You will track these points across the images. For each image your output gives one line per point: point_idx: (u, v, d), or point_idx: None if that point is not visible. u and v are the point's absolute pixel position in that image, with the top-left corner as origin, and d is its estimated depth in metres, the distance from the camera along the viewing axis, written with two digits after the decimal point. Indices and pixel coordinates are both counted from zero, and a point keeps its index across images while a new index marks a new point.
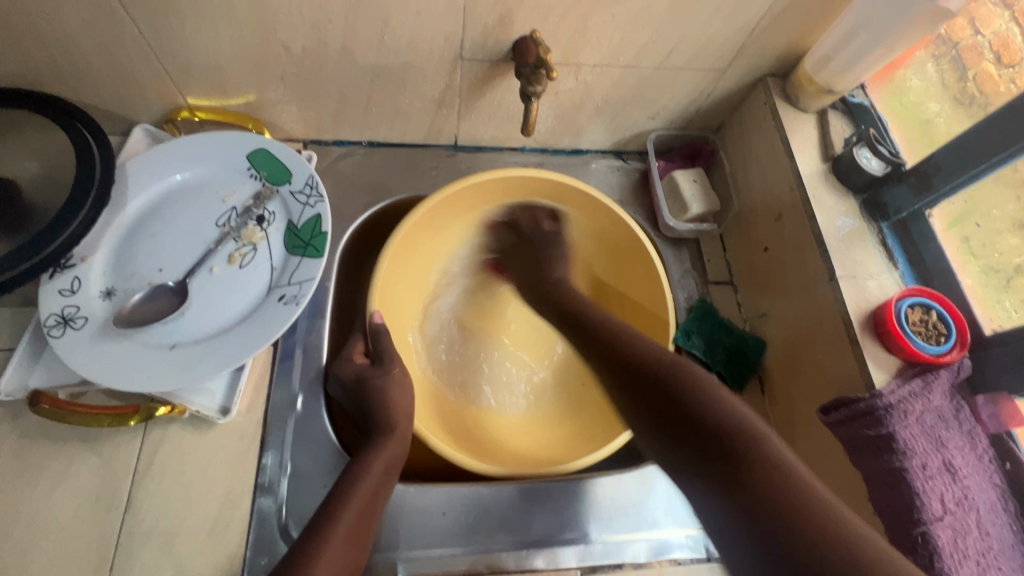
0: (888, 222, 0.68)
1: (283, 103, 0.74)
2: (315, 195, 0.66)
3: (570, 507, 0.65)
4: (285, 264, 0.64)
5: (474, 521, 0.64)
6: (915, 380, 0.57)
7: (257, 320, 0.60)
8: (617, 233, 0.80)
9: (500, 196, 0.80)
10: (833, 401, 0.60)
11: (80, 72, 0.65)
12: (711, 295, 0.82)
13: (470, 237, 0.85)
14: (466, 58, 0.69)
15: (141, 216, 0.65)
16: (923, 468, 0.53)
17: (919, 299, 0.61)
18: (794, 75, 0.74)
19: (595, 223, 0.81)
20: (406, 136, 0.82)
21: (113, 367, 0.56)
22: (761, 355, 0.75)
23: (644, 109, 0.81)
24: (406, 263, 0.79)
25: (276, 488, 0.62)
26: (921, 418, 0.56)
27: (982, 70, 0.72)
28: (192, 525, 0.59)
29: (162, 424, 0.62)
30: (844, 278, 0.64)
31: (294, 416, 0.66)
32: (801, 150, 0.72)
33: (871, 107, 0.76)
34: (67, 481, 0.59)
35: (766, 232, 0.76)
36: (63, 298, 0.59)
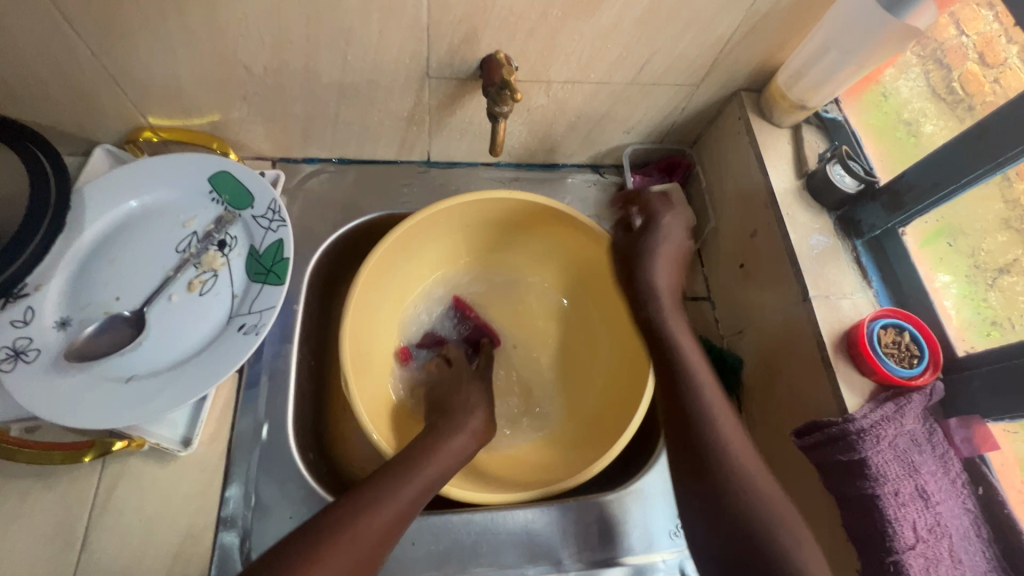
0: (862, 240, 0.67)
1: (248, 122, 0.73)
2: (277, 220, 0.65)
3: (544, 534, 0.64)
4: (246, 291, 0.63)
5: (445, 550, 0.63)
6: (888, 403, 0.56)
7: (215, 350, 0.59)
8: (591, 250, 0.79)
9: (475, 214, 0.79)
10: (807, 425, 0.59)
11: (33, 93, 0.63)
12: (689, 312, 0.81)
13: (447, 255, 0.83)
14: (432, 76, 0.67)
15: (98, 243, 0.63)
16: (895, 494, 0.53)
17: (891, 320, 0.60)
18: (767, 90, 0.73)
19: (569, 239, 0.81)
20: (377, 153, 0.81)
21: (65, 402, 0.54)
22: (738, 373, 0.74)
23: (619, 124, 0.80)
24: (383, 278, 0.76)
25: (240, 521, 0.60)
26: (894, 442, 0.55)
27: (967, 70, 0.72)
28: (151, 563, 0.57)
29: (122, 457, 0.60)
30: (818, 298, 0.63)
31: (260, 445, 0.64)
32: (775, 166, 0.71)
33: (846, 123, 0.74)
34: (20, 519, 0.57)
35: (742, 249, 0.75)
36: (14, 330, 0.56)
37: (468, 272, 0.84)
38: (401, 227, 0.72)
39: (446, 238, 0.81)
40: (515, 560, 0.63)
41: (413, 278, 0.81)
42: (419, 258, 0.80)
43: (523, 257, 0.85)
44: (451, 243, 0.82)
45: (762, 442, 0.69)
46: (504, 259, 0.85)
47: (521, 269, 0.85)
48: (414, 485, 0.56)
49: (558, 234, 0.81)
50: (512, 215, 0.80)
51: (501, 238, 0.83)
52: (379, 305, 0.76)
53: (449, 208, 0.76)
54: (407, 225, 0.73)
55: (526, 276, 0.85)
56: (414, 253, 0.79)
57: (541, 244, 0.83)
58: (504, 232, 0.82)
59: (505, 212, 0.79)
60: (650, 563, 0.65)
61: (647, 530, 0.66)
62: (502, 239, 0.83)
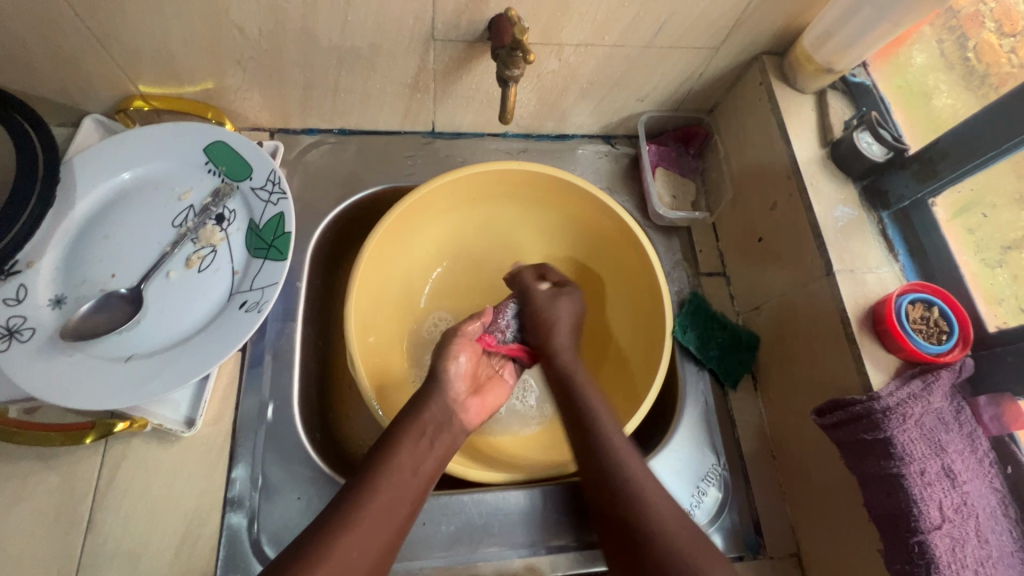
0: (889, 211, 0.65)
1: (244, 90, 0.69)
2: (278, 192, 0.62)
3: (558, 513, 0.63)
4: (247, 267, 0.60)
5: (456, 529, 0.61)
6: (915, 381, 0.54)
7: (217, 328, 0.56)
8: (602, 221, 0.76)
9: (482, 187, 0.76)
10: (829, 403, 0.58)
11: (14, 58, 0.59)
12: (703, 287, 0.78)
13: (456, 231, 0.80)
14: (438, 39, 0.64)
15: (91, 217, 0.60)
16: (921, 474, 0.51)
17: (920, 295, 0.57)
18: (791, 53, 0.69)
19: (580, 211, 0.77)
20: (380, 123, 0.77)
21: (65, 383, 0.52)
22: (755, 350, 0.72)
23: (632, 91, 0.76)
24: (389, 257, 0.74)
25: (247, 502, 0.59)
26: (921, 421, 0.53)
27: (983, 40, 0.68)
28: (159, 542, 0.56)
29: (124, 438, 0.59)
30: (842, 272, 0.61)
31: (265, 426, 0.62)
32: (798, 134, 0.68)
33: (873, 87, 0.71)
34: (22, 502, 0.55)
35: (760, 222, 0.72)
36: (7, 308, 0.54)
37: (478, 248, 0.82)
38: (407, 199, 0.69)
39: (454, 213, 0.78)
40: (527, 539, 0.62)
41: (422, 255, 0.79)
42: (426, 233, 0.77)
43: (534, 232, 0.82)
44: (459, 218, 0.79)
45: (778, 423, 0.68)
46: (514, 235, 0.82)
47: (532, 246, 0.82)
48: (380, 508, 0.51)
49: (567, 206, 0.78)
50: (522, 187, 0.76)
51: (511, 211, 0.80)
52: (387, 284, 0.74)
53: (457, 182, 0.73)
54: (413, 199, 0.70)
55: (537, 252, 0.82)
56: (420, 230, 0.76)
57: (551, 218, 0.80)
58: (514, 206, 0.79)
59: (513, 185, 0.76)
60: None
61: None
62: (512, 213, 0.80)
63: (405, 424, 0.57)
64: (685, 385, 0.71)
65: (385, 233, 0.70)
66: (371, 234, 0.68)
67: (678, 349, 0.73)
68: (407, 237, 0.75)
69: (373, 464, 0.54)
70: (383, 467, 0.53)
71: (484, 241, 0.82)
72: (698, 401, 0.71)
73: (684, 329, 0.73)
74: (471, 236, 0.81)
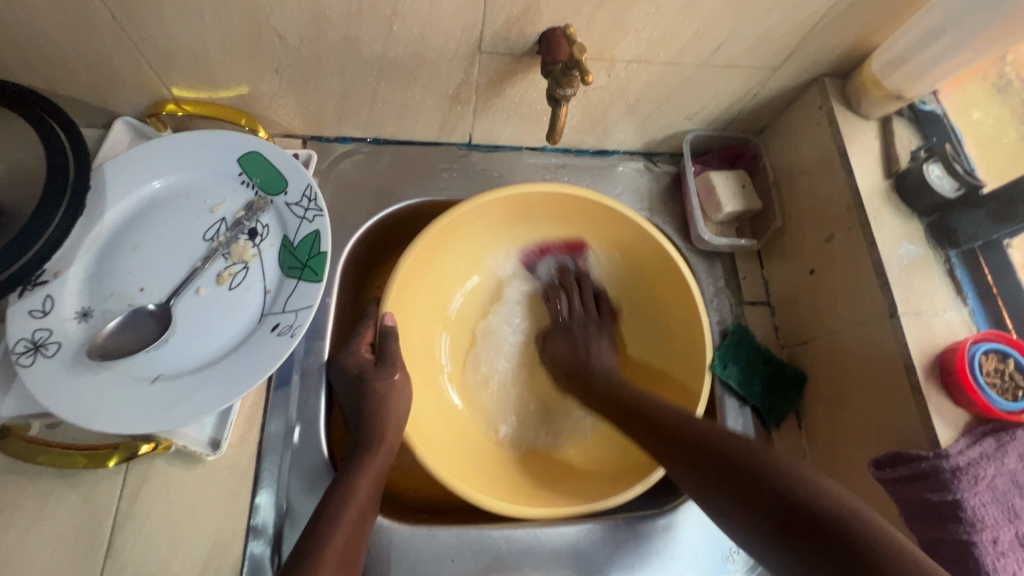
0: (957, 251, 0.60)
1: (279, 97, 0.67)
2: (314, 208, 0.59)
3: (593, 555, 0.60)
4: (280, 287, 0.57)
5: (485, 568, 0.59)
6: (988, 440, 0.50)
7: (247, 351, 0.54)
8: (645, 254, 0.73)
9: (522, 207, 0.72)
10: (888, 455, 0.54)
11: (48, 59, 0.58)
12: (746, 317, 0.75)
13: (488, 249, 0.77)
14: (485, 51, 0.60)
15: (121, 227, 0.58)
16: (993, 542, 0.47)
17: (994, 345, 0.53)
18: (856, 76, 0.65)
19: (618, 241, 0.74)
20: (415, 134, 0.74)
21: (90, 403, 0.50)
22: (801, 387, 0.69)
23: (681, 109, 0.73)
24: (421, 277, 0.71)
25: (270, 530, 0.56)
26: (993, 483, 0.49)
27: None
28: (179, 569, 0.54)
29: (147, 458, 0.57)
30: (907, 315, 0.57)
31: (291, 449, 0.60)
32: (860, 163, 0.64)
33: (943, 116, 0.65)
34: (41, 520, 0.54)
35: (814, 254, 0.68)
36: (33, 321, 0.53)
37: (510, 270, 0.79)
38: (444, 217, 0.66)
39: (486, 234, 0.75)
40: None
41: (451, 274, 0.76)
42: (458, 251, 0.74)
43: (566, 256, 0.78)
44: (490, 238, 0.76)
45: (824, 468, 0.65)
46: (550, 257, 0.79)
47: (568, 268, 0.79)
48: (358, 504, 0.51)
49: (605, 232, 0.74)
50: (559, 211, 0.73)
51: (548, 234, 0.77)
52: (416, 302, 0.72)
53: (493, 202, 0.70)
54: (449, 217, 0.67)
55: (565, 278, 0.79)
56: (451, 250, 0.73)
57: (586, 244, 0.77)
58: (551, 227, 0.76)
59: (547, 209, 0.73)
60: None
61: (697, 554, 0.62)
62: (543, 237, 0.77)
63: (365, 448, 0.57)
64: (726, 420, 0.69)
65: (423, 249, 0.67)
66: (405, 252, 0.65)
67: (718, 383, 0.70)
68: (439, 257, 0.72)
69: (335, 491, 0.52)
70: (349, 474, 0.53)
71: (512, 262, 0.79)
72: (739, 437, 0.68)
73: (725, 363, 0.70)
74: (503, 258, 0.78)
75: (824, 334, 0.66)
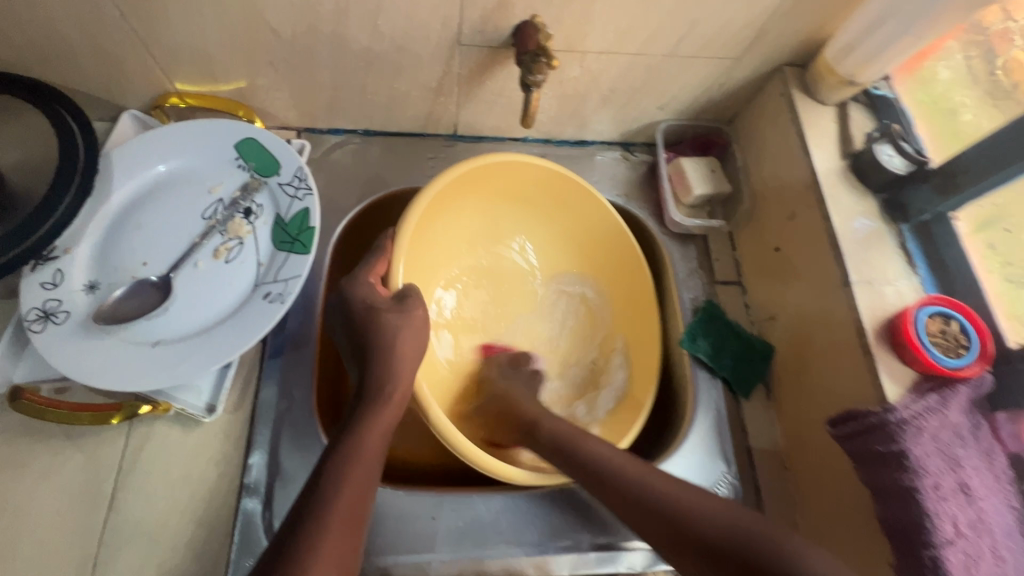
0: (909, 225, 0.64)
1: (275, 90, 0.71)
2: (304, 188, 0.63)
3: (569, 516, 0.64)
4: (272, 259, 0.61)
5: (464, 526, 0.62)
6: (931, 395, 0.53)
7: (241, 317, 0.58)
8: (609, 250, 0.79)
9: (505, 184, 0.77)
10: (842, 413, 0.57)
11: (63, 55, 0.63)
12: (718, 295, 0.78)
13: (476, 224, 0.80)
14: (464, 44, 0.65)
15: (127, 207, 0.63)
16: (935, 488, 0.51)
17: (938, 309, 0.57)
18: (813, 65, 0.70)
19: (590, 237, 0.80)
20: (403, 125, 0.79)
21: (96, 364, 0.55)
22: (769, 360, 0.72)
23: (652, 99, 0.77)
24: (419, 245, 0.73)
25: (262, 489, 0.60)
26: (936, 435, 0.52)
27: None
28: (176, 524, 0.57)
29: (147, 421, 0.61)
30: (859, 284, 0.61)
31: (282, 414, 0.64)
32: (818, 146, 0.68)
33: (896, 101, 0.70)
34: (49, 478, 0.57)
35: (778, 233, 0.72)
36: (44, 292, 0.57)
37: (495, 238, 0.82)
38: (455, 170, 0.69)
39: (480, 197, 0.77)
40: (535, 539, 0.62)
41: (444, 245, 0.78)
42: (453, 221, 0.77)
43: (547, 240, 0.82)
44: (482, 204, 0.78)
45: (791, 433, 0.68)
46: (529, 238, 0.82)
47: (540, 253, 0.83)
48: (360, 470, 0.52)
49: (579, 222, 0.79)
50: (548, 192, 0.78)
51: (519, 219, 0.82)
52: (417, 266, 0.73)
53: (497, 166, 0.73)
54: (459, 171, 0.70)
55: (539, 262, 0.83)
56: (445, 221, 0.76)
57: (559, 234, 0.82)
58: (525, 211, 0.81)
59: (542, 187, 0.77)
60: None
61: None
62: (526, 213, 0.81)
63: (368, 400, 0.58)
64: (698, 392, 0.72)
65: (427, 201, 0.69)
66: (421, 197, 0.68)
67: (689, 357, 0.73)
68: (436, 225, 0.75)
69: (336, 453, 0.53)
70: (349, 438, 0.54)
71: (494, 232, 0.81)
72: (710, 408, 0.71)
73: (695, 337, 0.73)
74: (486, 229, 0.81)
75: (789, 307, 0.70)
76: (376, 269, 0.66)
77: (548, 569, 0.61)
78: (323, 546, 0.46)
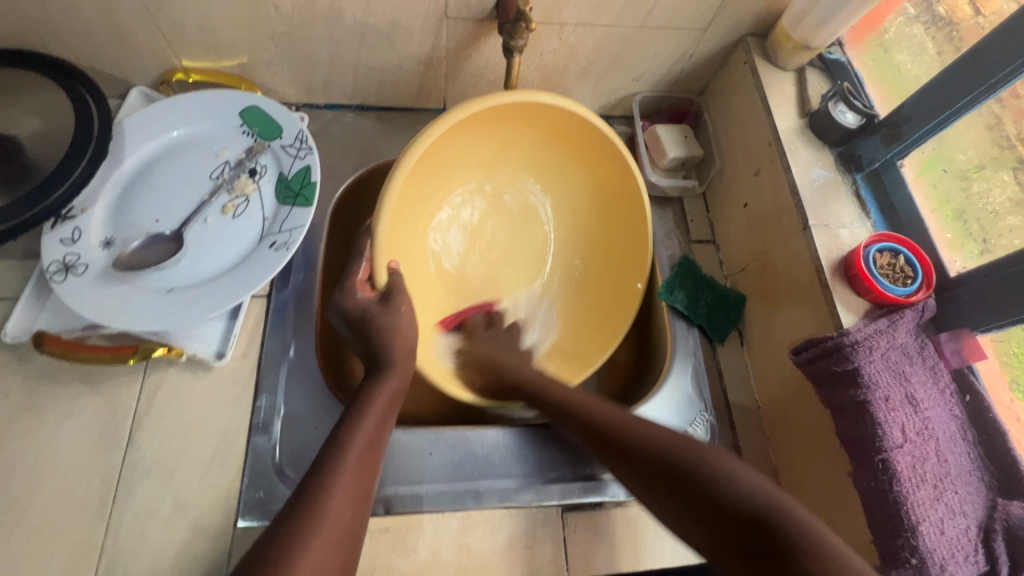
0: (862, 173, 0.70)
1: (275, 65, 0.76)
2: (305, 148, 0.68)
3: (554, 451, 0.68)
4: (277, 213, 0.66)
5: (459, 460, 0.66)
6: (881, 319, 0.59)
7: (249, 264, 0.62)
8: (621, 217, 0.78)
9: (529, 134, 0.73)
10: (803, 342, 0.62)
11: (77, 31, 0.68)
12: (694, 253, 0.84)
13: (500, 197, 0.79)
14: (451, 17, 0.71)
15: (139, 171, 0.67)
16: (885, 399, 0.56)
17: (887, 244, 0.62)
18: (773, 33, 0.76)
19: (609, 190, 0.77)
20: (395, 99, 0.85)
21: (114, 309, 0.59)
22: (742, 307, 0.77)
23: (628, 71, 0.83)
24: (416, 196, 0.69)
25: (270, 428, 0.64)
26: (886, 354, 0.58)
27: None
28: (190, 461, 0.62)
29: (161, 367, 0.65)
30: (817, 227, 0.66)
31: (287, 362, 0.68)
32: (779, 106, 0.74)
33: (848, 64, 0.76)
34: (69, 420, 0.61)
35: (745, 190, 0.78)
36: (64, 246, 0.61)
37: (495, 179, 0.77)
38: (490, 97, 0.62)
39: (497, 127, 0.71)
40: (525, 471, 0.66)
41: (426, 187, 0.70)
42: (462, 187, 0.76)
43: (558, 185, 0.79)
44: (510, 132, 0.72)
45: (763, 372, 0.73)
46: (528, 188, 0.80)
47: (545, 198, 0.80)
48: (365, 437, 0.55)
49: (600, 175, 0.76)
50: (575, 138, 0.72)
51: (538, 164, 0.77)
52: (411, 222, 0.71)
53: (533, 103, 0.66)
54: (493, 100, 0.63)
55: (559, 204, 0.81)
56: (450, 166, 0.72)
57: (581, 187, 0.79)
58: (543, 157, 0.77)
59: (566, 134, 0.72)
60: None
61: None
62: (538, 150, 0.76)
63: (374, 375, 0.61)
64: (675, 339, 0.77)
65: (453, 127, 0.65)
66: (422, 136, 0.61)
67: (667, 309, 0.78)
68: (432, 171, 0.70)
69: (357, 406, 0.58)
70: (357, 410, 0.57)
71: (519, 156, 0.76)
72: (688, 353, 0.76)
73: (672, 289, 0.77)
74: (487, 159, 0.75)
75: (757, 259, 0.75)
76: (359, 273, 0.64)
77: (538, 499, 0.65)
78: (341, 478, 0.51)
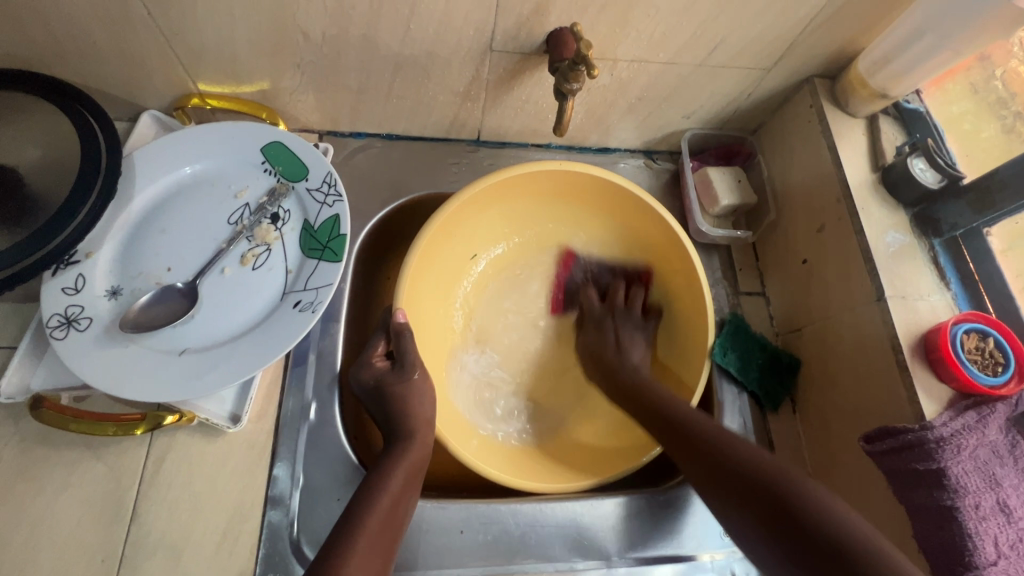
0: (940, 239, 0.64)
1: (298, 92, 0.70)
2: (334, 194, 0.62)
3: (592, 528, 0.63)
4: (301, 267, 0.60)
5: (493, 539, 0.61)
6: (969, 412, 0.53)
7: (271, 325, 0.57)
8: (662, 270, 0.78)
9: (556, 185, 0.75)
10: (878, 429, 0.56)
11: (84, 53, 0.61)
12: (742, 306, 0.78)
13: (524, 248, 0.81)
14: (496, 50, 0.64)
15: (149, 211, 0.61)
16: (975, 507, 0.51)
17: (975, 325, 0.57)
18: (844, 77, 0.69)
19: (650, 249, 0.78)
20: (427, 130, 0.78)
21: (121, 373, 0.53)
22: (797, 371, 0.71)
23: (679, 108, 0.77)
24: (439, 250, 0.73)
25: (287, 501, 0.59)
26: (975, 453, 0.52)
27: (1009, 70, 0.72)
28: (201, 538, 0.56)
29: (169, 431, 0.59)
30: (893, 299, 0.60)
31: (307, 425, 0.63)
32: (849, 157, 0.68)
33: (926, 115, 0.69)
34: (67, 489, 0.56)
35: (807, 245, 0.71)
36: (66, 297, 0.55)
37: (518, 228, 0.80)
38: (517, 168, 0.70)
39: (516, 202, 0.77)
40: (563, 554, 0.61)
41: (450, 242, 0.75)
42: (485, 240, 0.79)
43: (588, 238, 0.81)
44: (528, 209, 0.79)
45: (815, 446, 0.68)
46: (555, 239, 0.81)
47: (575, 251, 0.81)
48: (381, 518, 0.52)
49: (631, 223, 0.78)
50: (603, 199, 0.76)
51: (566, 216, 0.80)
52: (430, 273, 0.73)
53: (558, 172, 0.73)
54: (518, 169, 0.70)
55: (593, 258, 0.81)
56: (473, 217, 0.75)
57: (614, 242, 0.81)
58: (569, 210, 0.79)
59: (595, 198, 0.77)
60: (697, 562, 0.63)
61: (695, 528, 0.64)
62: (562, 211, 0.80)
63: (394, 444, 0.59)
64: (723, 404, 0.71)
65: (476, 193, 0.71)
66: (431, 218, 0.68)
67: (717, 370, 0.72)
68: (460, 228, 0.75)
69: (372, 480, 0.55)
70: (372, 483, 0.55)
71: (545, 208, 0.79)
72: (735, 420, 0.70)
73: (725, 350, 0.72)
74: (513, 216, 0.79)
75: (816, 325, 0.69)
76: (378, 347, 0.66)
77: None
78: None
